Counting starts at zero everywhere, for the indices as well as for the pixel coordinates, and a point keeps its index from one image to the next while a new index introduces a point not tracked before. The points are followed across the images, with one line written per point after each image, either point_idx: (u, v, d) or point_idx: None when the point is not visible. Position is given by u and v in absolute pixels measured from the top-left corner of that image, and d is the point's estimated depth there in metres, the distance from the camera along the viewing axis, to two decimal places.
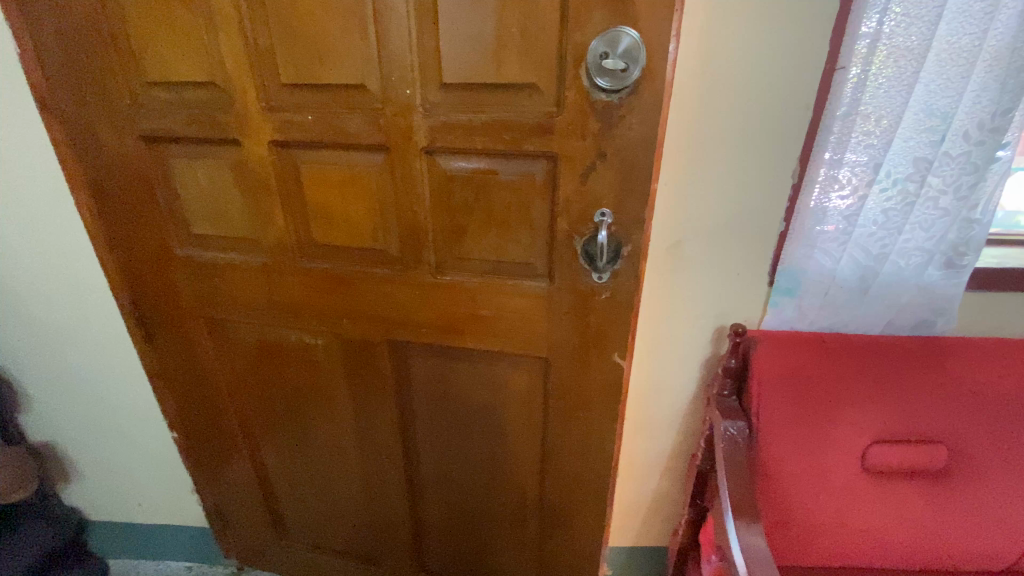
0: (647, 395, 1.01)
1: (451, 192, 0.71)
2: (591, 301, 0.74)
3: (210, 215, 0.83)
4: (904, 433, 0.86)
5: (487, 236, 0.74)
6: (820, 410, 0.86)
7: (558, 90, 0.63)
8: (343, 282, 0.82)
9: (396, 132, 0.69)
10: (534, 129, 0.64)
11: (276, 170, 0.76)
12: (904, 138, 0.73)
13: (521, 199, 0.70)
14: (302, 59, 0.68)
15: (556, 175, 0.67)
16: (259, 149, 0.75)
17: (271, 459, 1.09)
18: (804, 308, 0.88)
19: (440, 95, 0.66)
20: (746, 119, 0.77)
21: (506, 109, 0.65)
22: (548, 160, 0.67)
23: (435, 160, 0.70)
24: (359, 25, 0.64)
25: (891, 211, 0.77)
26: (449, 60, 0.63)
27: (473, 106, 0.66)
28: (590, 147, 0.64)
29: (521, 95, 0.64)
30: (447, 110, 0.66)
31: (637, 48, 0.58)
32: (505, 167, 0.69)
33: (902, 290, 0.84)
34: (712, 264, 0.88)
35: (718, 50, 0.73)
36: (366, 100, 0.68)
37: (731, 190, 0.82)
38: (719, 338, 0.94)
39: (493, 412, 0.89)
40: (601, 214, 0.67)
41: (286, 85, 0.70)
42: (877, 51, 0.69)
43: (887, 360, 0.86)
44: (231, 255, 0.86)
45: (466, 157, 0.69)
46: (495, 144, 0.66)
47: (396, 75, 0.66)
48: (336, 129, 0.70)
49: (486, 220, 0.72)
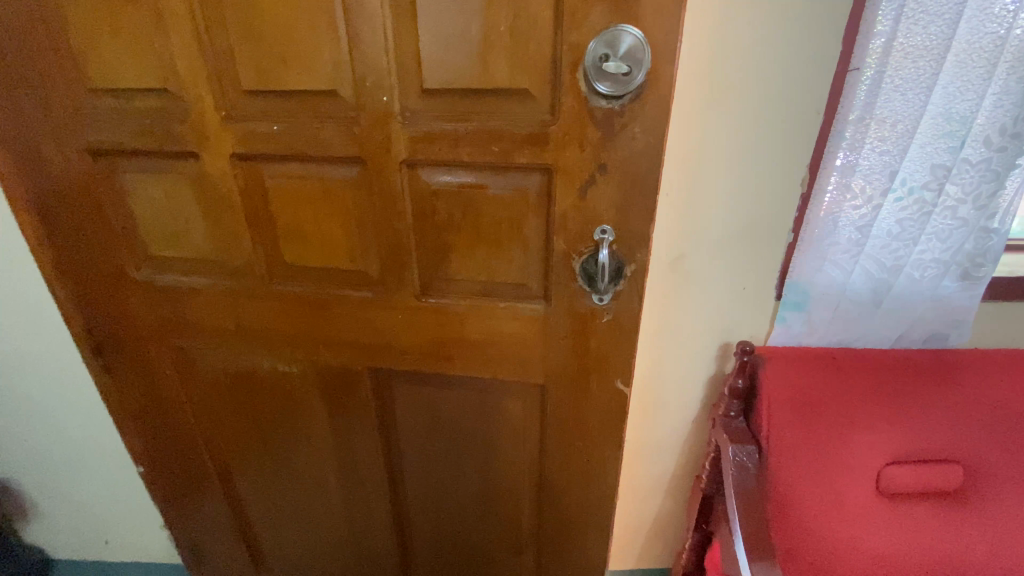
0: (648, 416, 0.96)
1: (436, 209, 0.65)
2: (591, 324, 0.68)
3: (170, 235, 0.75)
4: (918, 453, 0.81)
5: (476, 256, 0.67)
6: (833, 432, 0.81)
7: (552, 96, 0.56)
8: (319, 306, 0.75)
9: (373, 144, 0.62)
10: (527, 139, 0.58)
11: (241, 186, 0.69)
12: (920, 144, 0.69)
13: (513, 215, 0.63)
14: (266, 63, 0.60)
15: (551, 189, 0.61)
16: (221, 163, 0.67)
17: (247, 494, 1.01)
18: (813, 323, 0.84)
19: (421, 102, 0.59)
20: (753, 125, 0.71)
21: (495, 117, 0.58)
22: (542, 173, 0.61)
23: (417, 174, 0.63)
24: (328, 25, 0.57)
25: (907, 221, 0.73)
26: (430, 64, 0.57)
27: (458, 114, 0.59)
28: (588, 158, 0.58)
29: (512, 103, 0.58)
30: (430, 120, 0.60)
31: (640, 49, 0.52)
32: (494, 181, 0.62)
33: (916, 303, 0.80)
34: (716, 279, 0.83)
35: (723, 51, 0.67)
36: (338, 108, 0.61)
37: (737, 200, 0.76)
38: (724, 355, 0.89)
39: (485, 441, 0.83)
40: (602, 230, 0.61)
41: (249, 92, 0.63)
42: (893, 52, 0.64)
43: (901, 376, 0.81)
44: (194, 278, 0.78)
45: (452, 170, 0.63)
46: (485, 157, 0.60)
47: (371, 80, 0.59)
48: (306, 141, 0.63)
49: (475, 238, 0.66)
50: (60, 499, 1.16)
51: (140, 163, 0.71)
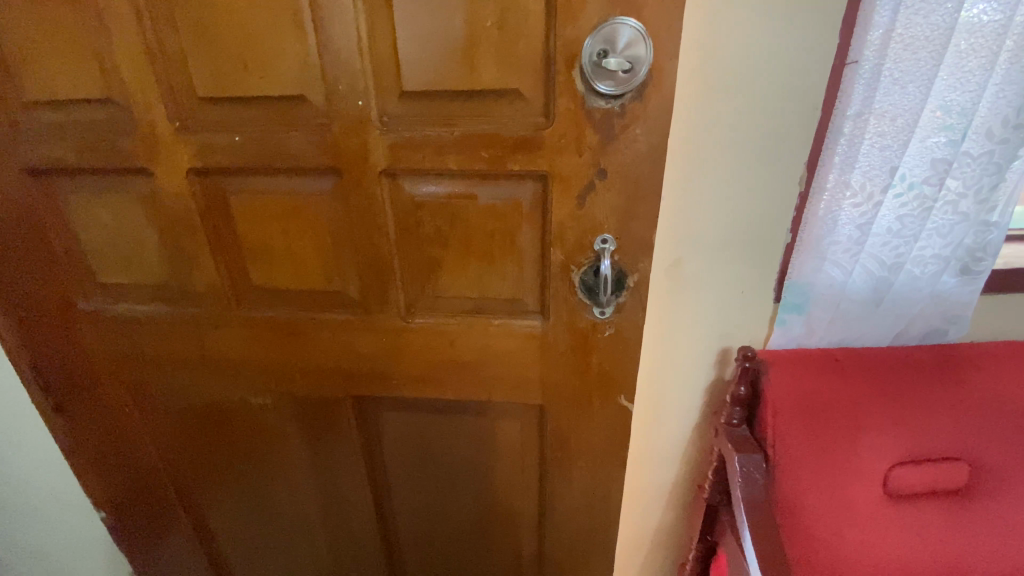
0: (648, 427, 0.92)
1: (420, 221, 0.59)
2: (592, 339, 0.64)
3: (123, 260, 0.68)
4: (922, 452, 0.80)
5: (467, 271, 0.62)
6: (839, 436, 0.78)
7: (545, 96, 0.52)
8: (293, 331, 0.69)
9: (348, 154, 0.56)
10: (519, 144, 0.53)
11: (200, 203, 0.62)
12: (920, 138, 0.67)
13: (505, 226, 0.59)
14: (224, 67, 0.54)
15: (546, 196, 0.56)
16: (177, 179, 0.60)
17: (223, 535, 0.93)
18: (813, 324, 0.81)
19: (401, 106, 0.54)
20: (751, 122, 0.68)
21: (483, 121, 0.53)
22: (535, 180, 0.56)
23: (398, 185, 0.58)
24: (294, 24, 0.51)
25: (908, 217, 0.71)
26: (410, 64, 0.51)
27: (442, 119, 0.54)
28: (586, 163, 0.53)
29: (501, 105, 0.53)
30: (411, 125, 0.54)
31: (641, 42, 0.48)
32: (484, 190, 0.57)
33: (916, 299, 0.78)
34: (715, 283, 0.79)
35: (719, 46, 0.64)
36: (308, 115, 0.55)
37: (736, 201, 0.73)
38: (724, 360, 0.86)
39: (481, 466, 0.77)
40: (603, 240, 0.57)
41: (205, 99, 0.56)
42: (891, 43, 0.62)
43: (903, 375, 0.79)
44: (151, 306, 0.71)
45: (437, 180, 0.57)
46: (473, 164, 0.55)
47: (344, 83, 0.53)
48: (272, 152, 0.57)
49: (465, 252, 0.61)
50: (7, 553, 1.04)
51: (86, 182, 0.64)
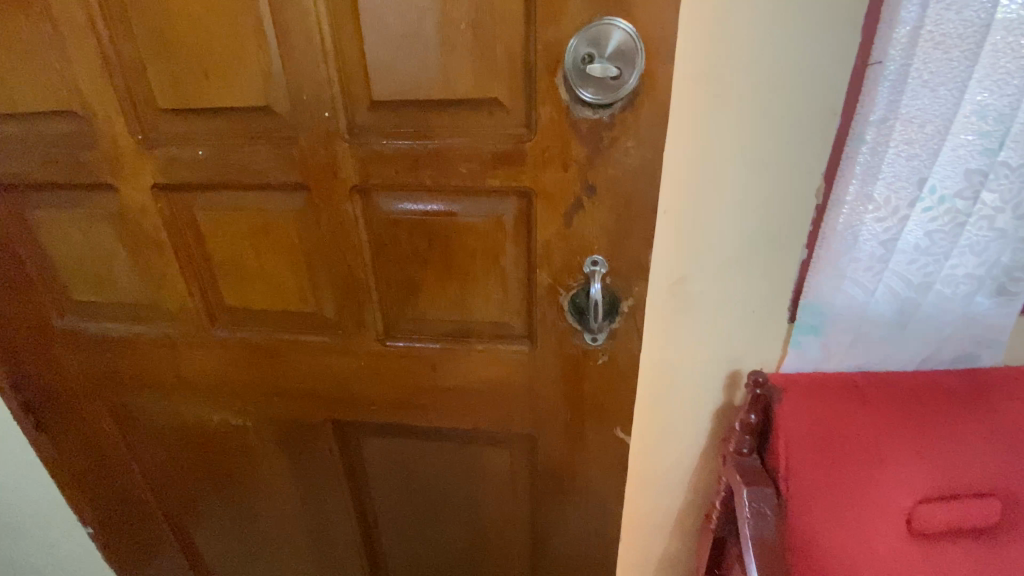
0: (650, 453, 0.86)
1: (396, 240, 0.55)
2: (584, 366, 0.58)
3: (94, 278, 0.65)
4: (953, 488, 0.73)
5: (448, 293, 0.57)
6: (860, 471, 0.72)
7: (527, 105, 0.47)
8: (269, 353, 0.65)
9: (316, 168, 0.52)
10: (499, 158, 0.49)
11: (168, 220, 0.58)
12: (953, 146, 0.60)
13: (488, 246, 0.54)
14: (184, 76, 0.51)
15: (531, 214, 0.51)
16: (142, 195, 0.57)
17: (210, 557, 0.90)
18: (830, 347, 0.75)
19: (371, 116, 0.49)
20: (761, 130, 0.62)
21: (459, 133, 0.49)
22: (518, 197, 0.51)
23: (372, 201, 0.54)
24: (253, 29, 0.47)
25: (937, 233, 0.65)
26: (379, 71, 0.47)
27: (415, 131, 0.49)
28: (573, 178, 0.49)
29: (480, 116, 0.48)
30: (383, 138, 0.50)
31: (631, 45, 0.43)
32: (464, 208, 0.52)
33: (946, 322, 0.72)
34: (722, 302, 0.73)
35: (724, 46, 0.58)
36: (274, 127, 0.51)
37: (745, 215, 0.67)
38: (733, 384, 0.80)
39: (470, 495, 0.73)
40: (593, 261, 0.52)
41: (167, 111, 0.53)
42: (920, 41, 0.56)
43: (931, 403, 0.72)
44: (125, 325, 0.68)
45: (413, 196, 0.53)
46: (450, 180, 0.51)
47: (310, 92, 0.49)
48: (237, 166, 0.53)
49: (445, 273, 0.56)
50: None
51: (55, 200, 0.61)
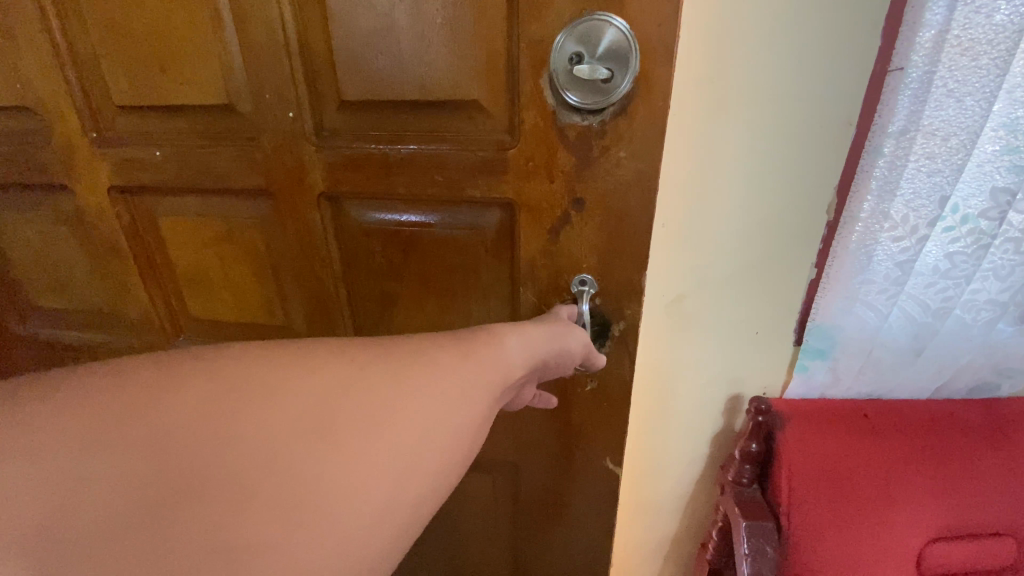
0: (643, 479, 0.82)
1: (369, 252, 0.51)
2: (571, 391, 0.54)
3: (53, 283, 0.61)
4: (968, 527, 0.67)
5: (425, 312, 0.53)
6: (869, 508, 0.66)
7: (510, 109, 0.43)
8: None
9: (283, 172, 0.48)
10: (479, 166, 0.45)
11: (126, 224, 0.54)
12: (978, 163, 0.56)
13: (468, 262, 0.49)
14: (138, 69, 0.47)
15: (515, 228, 0.47)
16: (99, 195, 0.53)
17: None
18: (839, 372, 0.70)
19: (341, 118, 0.45)
20: (767, 140, 0.57)
21: (436, 138, 0.45)
22: (501, 209, 0.47)
23: (343, 210, 0.50)
24: (212, 19, 0.43)
25: (958, 256, 0.61)
26: (347, 69, 0.43)
27: (388, 135, 0.45)
28: (558, 190, 0.44)
29: (456, 120, 0.44)
30: (353, 142, 0.46)
31: (626, 45, 0.38)
32: (443, 220, 0.48)
33: (964, 349, 0.67)
34: (724, 322, 0.68)
35: (729, 49, 0.53)
36: (236, 127, 0.47)
37: (749, 231, 0.62)
38: (734, 409, 0.75)
39: (451, 521, 0.68)
40: (581, 280, 0.47)
41: (122, 108, 0.49)
42: (945, 46, 0.51)
43: (948, 437, 0.67)
44: (87, 334, 0.64)
45: (388, 205, 0.49)
46: (426, 189, 0.46)
47: (273, 90, 0.45)
48: (199, 169, 0.49)
49: (422, 290, 0.51)
50: None
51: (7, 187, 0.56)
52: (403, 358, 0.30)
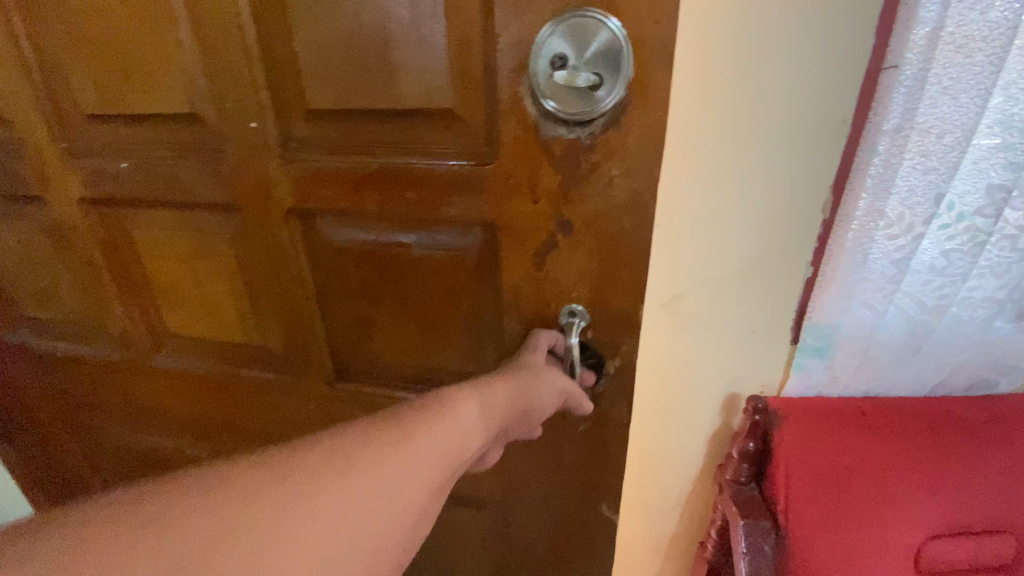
0: (642, 481, 0.82)
1: (347, 270, 0.59)
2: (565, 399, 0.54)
3: (41, 296, 0.70)
4: (967, 524, 0.67)
5: (396, 327, 0.62)
6: (867, 506, 0.66)
7: (485, 124, 0.49)
8: (211, 386, 0.72)
9: (252, 189, 0.56)
10: (451, 185, 0.51)
11: (101, 239, 0.64)
12: (974, 160, 0.56)
13: (441, 277, 0.57)
14: (108, 86, 0.55)
15: (496, 243, 0.54)
16: (107, 215, 0.63)
17: None
18: (837, 370, 0.70)
19: (313, 131, 0.53)
20: (762, 137, 0.56)
21: (412, 158, 0.52)
22: (483, 228, 0.54)
23: (319, 229, 0.58)
24: (172, 41, 0.51)
25: (955, 253, 0.61)
26: (314, 83, 0.50)
27: (363, 150, 0.52)
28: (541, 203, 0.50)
29: (441, 126, 0.50)
30: (329, 155, 0.53)
31: (614, 51, 0.42)
32: (419, 242, 0.56)
33: (961, 346, 0.68)
34: (721, 323, 0.67)
35: (723, 47, 0.53)
36: (206, 136, 0.55)
37: (746, 230, 0.61)
38: (732, 408, 0.74)
39: None
40: (573, 315, 0.53)
41: (91, 117, 0.57)
42: (939, 42, 0.51)
43: (947, 435, 0.67)
44: (70, 344, 0.74)
45: (365, 226, 0.57)
46: (421, 188, 0.52)
47: (234, 102, 0.53)
48: (166, 180, 0.58)
49: (400, 304, 0.60)
50: None
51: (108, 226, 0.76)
52: (338, 462, 0.37)
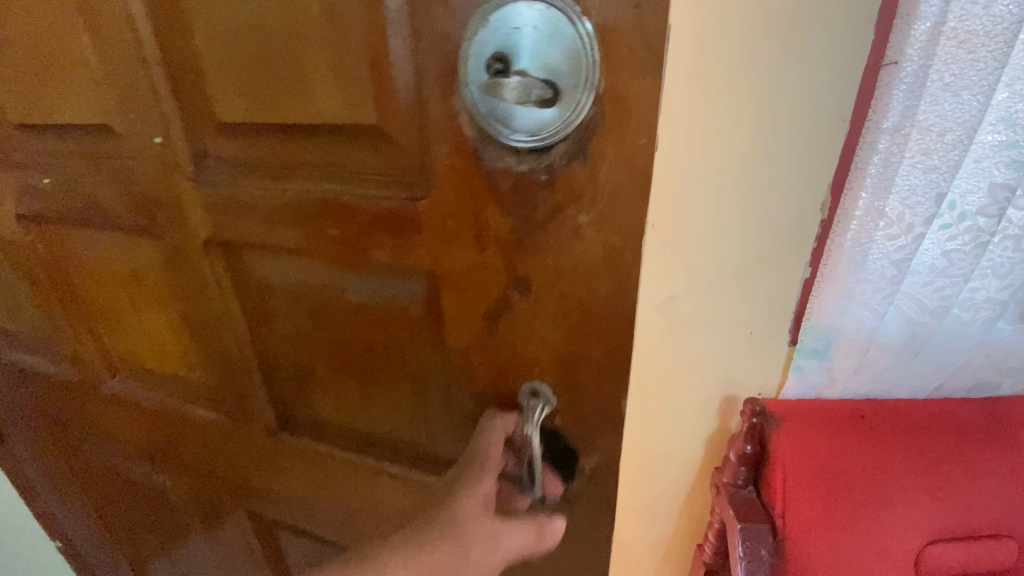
0: (637, 482, 0.81)
1: (275, 303, 0.68)
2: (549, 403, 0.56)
3: (10, 306, 0.90)
4: (967, 528, 0.66)
5: (324, 364, 0.69)
6: (864, 510, 0.65)
7: (425, 153, 0.50)
8: (162, 414, 0.87)
9: (166, 196, 0.65)
10: (374, 225, 0.55)
11: (79, 270, 0.81)
12: (976, 159, 0.55)
13: (382, 321, 0.62)
14: (38, 105, 0.69)
15: (437, 289, 0.57)
16: (84, 259, 0.80)
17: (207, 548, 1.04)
18: (835, 372, 0.69)
19: (230, 146, 0.60)
20: (759, 136, 0.55)
21: (345, 188, 0.55)
22: (426, 277, 0.58)
23: (238, 252, 0.67)
24: (78, 61, 0.63)
25: (956, 254, 0.60)
26: (228, 110, 0.57)
27: (283, 170, 0.58)
28: (487, 241, 0.52)
29: (371, 160, 0.54)
30: (242, 170, 0.60)
31: (565, 77, 0.43)
32: (354, 288, 0.62)
33: (962, 348, 0.67)
34: (718, 323, 0.66)
35: (718, 42, 0.51)
36: (109, 138, 0.66)
37: (745, 229, 0.60)
38: (729, 410, 0.73)
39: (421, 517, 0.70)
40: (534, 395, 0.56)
41: (21, 125, 0.73)
42: (940, 39, 0.50)
43: (947, 438, 0.66)
44: (57, 343, 0.90)
45: (294, 262, 0.64)
46: (356, 224, 0.56)
47: (133, 112, 0.62)
48: (81, 182, 0.71)
49: (332, 334, 0.66)
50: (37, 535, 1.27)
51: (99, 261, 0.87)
52: None
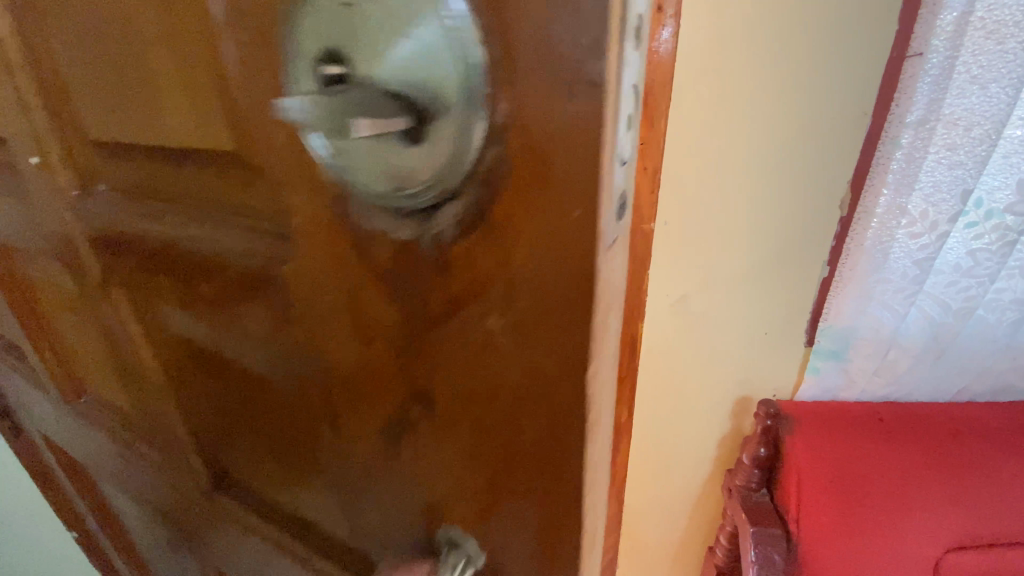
0: (647, 485, 0.80)
1: (184, 359, 0.51)
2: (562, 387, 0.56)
3: None
4: (1011, 542, 0.60)
5: (209, 407, 0.51)
6: (886, 517, 0.62)
7: (280, 198, 0.31)
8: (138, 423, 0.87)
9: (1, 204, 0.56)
10: (249, 286, 0.37)
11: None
12: (1005, 153, 0.53)
13: (290, 417, 0.41)
14: None
15: (332, 395, 0.36)
16: None
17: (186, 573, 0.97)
18: (853, 374, 0.67)
19: (105, 132, 0.41)
20: (775, 133, 0.54)
21: (213, 235, 0.37)
22: (315, 373, 0.36)
23: (157, 313, 0.49)
24: None
25: (982, 253, 0.58)
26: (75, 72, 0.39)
27: (162, 196, 0.40)
28: (366, 341, 0.30)
29: (194, 171, 0.36)
30: (129, 183, 0.42)
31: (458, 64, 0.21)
32: (265, 364, 0.41)
33: (986, 350, 0.65)
34: (730, 323, 0.65)
35: (732, 36, 0.50)
36: None
37: (760, 228, 0.59)
38: (743, 411, 0.72)
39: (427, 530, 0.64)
40: None
41: None
42: (968, 29, 0.47)
43: (974, 443, 0.62)
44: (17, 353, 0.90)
45: (178, 311, 0.47)
46: (207, 279, 0.40)
47: None
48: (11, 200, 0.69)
49: (211, 382, 0.48)
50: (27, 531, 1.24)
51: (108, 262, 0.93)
52: None
